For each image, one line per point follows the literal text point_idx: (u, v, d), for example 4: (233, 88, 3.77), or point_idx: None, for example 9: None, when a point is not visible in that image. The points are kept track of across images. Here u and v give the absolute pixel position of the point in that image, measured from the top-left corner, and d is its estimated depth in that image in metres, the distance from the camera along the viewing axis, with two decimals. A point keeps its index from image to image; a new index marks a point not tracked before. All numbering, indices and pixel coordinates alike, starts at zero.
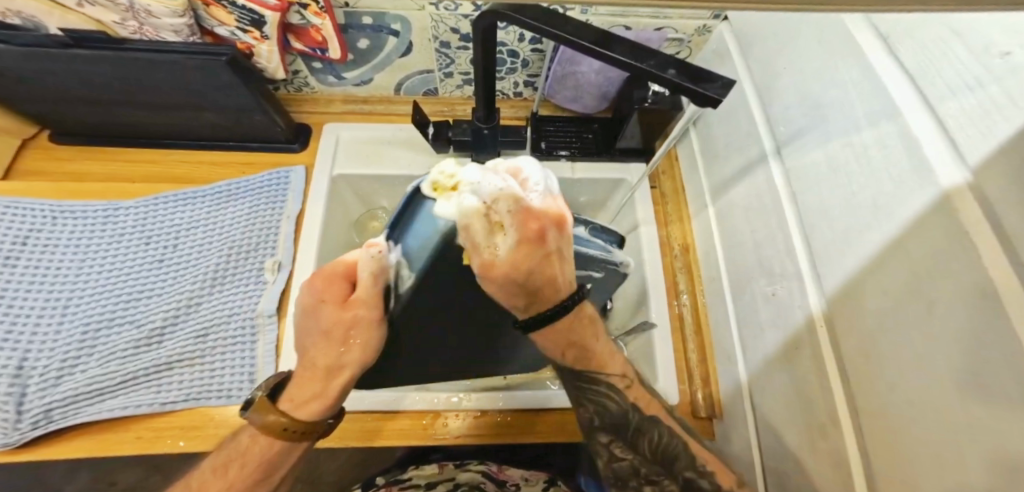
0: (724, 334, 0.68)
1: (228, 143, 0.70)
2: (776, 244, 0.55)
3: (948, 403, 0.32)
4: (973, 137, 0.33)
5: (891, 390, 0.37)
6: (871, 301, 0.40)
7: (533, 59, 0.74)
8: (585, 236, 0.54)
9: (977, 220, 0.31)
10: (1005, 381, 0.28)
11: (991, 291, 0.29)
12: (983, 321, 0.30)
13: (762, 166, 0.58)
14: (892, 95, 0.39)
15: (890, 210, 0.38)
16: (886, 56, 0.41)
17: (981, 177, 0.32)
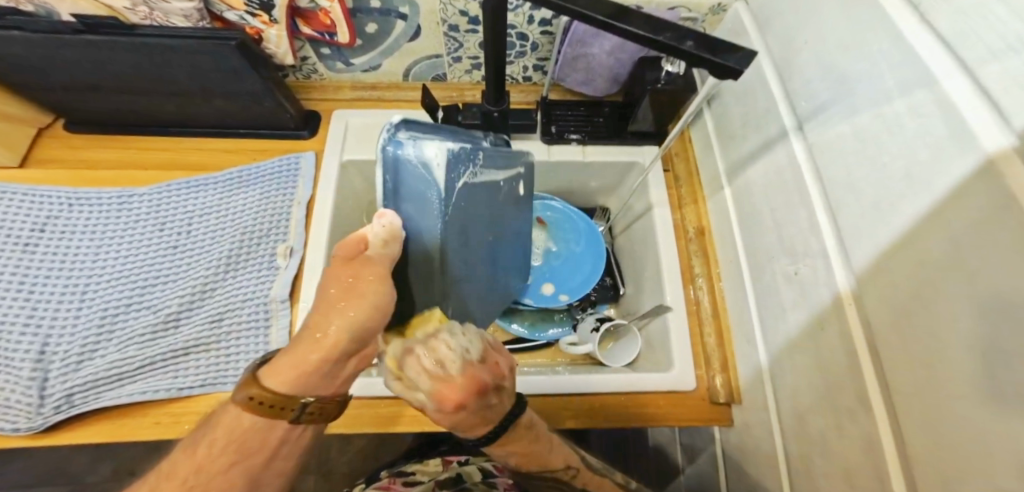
0: (742, 319, 0.67)
1: (238, 130, 0.70)
2: (798, 223, 0.53)
3: (994, 377, 0.30)
4: (1013, 93, 0.30)
5: (931, 372, 0.35)
6: (907, 275, 0.38)
7: (543, 42, 0.73)
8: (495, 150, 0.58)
9: (1019, 184, 0.29)
10: None
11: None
12: None
13: (783, 144, 0.56)
14: (925, 61, 0.37)
15: (926, 180, 0.36)
16: (917, 22, 0.39)
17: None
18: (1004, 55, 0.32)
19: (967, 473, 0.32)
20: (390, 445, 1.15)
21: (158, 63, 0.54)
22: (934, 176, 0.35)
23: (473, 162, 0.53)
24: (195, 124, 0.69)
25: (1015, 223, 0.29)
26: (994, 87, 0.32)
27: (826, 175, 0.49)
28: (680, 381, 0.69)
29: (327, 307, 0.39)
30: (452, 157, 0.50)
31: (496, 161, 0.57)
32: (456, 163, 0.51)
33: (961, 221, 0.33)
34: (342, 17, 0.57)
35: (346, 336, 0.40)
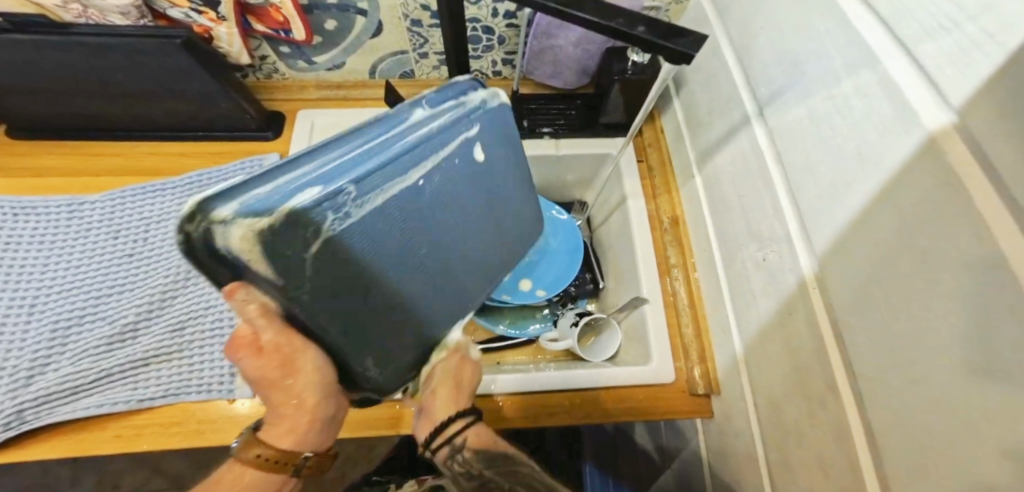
0: (717, 309, 0.66)
1: (197, 133, 0.70)
2: (764, 211, 0.52)
3: (947, 356, 0.30)
4: (953, 76, 0.31)
5: (886, 353, 0.35)
6: (863, 258, 0.38)
7: (509, 35, 0.72)
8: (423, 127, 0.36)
9: (965, 160, 0.29)
10: (1005, 327, 0.26)
11: (988, 239, 0.27)
12: (979, 266, 0.28)
13: (745, 130, 0.55)
14: (869, 43, 0.37)
15: (877, 160, 0.36)
16: (861, 4, 0.39)
17: (965, 113, 0.30)
18: (938, 33, 0.32)
19: (925, 454, 0.32)
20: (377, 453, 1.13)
21: (119, 61, 0.54)
22: (881, 156, 0.36)
23: (352, 199, 0.32)
24: (153, 128, 0.68)
25: (964, 201, 0.29)
26: (932, 66, 0.32)
27: (786, 160, 0.48)
28: (659, 374, 0.69)
29: (288, 377, 0.37)
30: (308, 212, 0.30)
31: (391, 167, 0.34)
32: (295, 227, 0.30)
33: (912, 203, 0.33)
34: (295, 14, 0.57)
35: (320, 390, 0.39)
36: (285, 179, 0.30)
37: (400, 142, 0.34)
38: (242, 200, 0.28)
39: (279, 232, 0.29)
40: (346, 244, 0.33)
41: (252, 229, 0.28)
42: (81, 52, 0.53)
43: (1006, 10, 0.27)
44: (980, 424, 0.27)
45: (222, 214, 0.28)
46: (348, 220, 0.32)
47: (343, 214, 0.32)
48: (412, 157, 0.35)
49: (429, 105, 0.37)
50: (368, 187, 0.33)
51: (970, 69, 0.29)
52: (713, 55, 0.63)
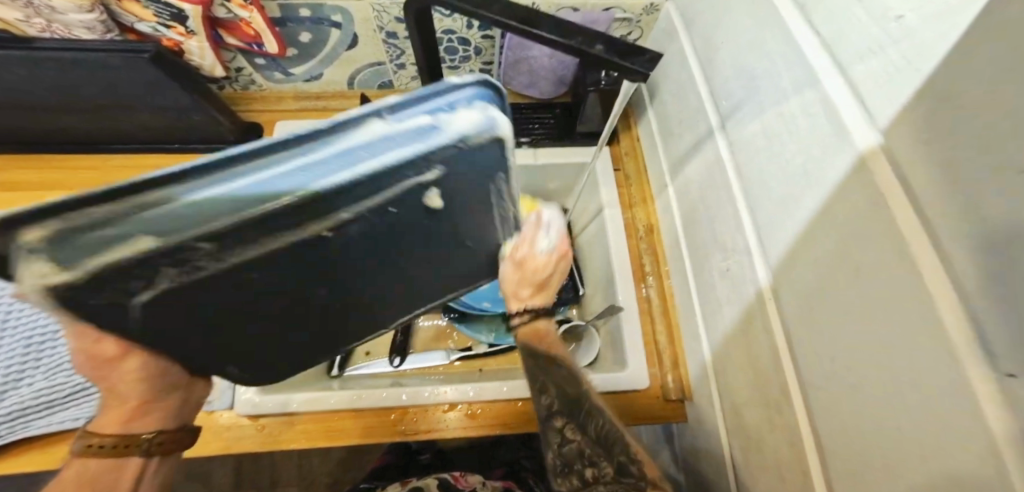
0: (689, 316, 0.67)
1: (175, 146, 0.71)
2: (727, 222, 0.54)
3: (875, 366, 0.33)
4: (881, 100, 0.32)
5: (833, 361, 0.37)
6: (805, 271, 0.40)
7: (484, 46, 0.73)
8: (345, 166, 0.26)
9: (885, 178, 0.31)
10: (916, 335, 0.28)
11: (902, 254, 0.29)
12: (895, 280, 0.30)
13: (709, 142, 0.57)
14: (811, 62, 0.38)
15: (815, 177, 0.38)
16: (805, 24, 0.40)
17: (889, 137, 0.31)
18: (870, 56, 0.33)
19: (865, 460, 0.34)
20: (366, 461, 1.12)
21: (98, 77, 0.55)
22: (820, 170, 0.37)
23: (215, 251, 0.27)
24: (131, 141, 0.70)
25: (880, 220, 0.31)
26: (865, 87, 0.34)
27: (744, 174, 0.50)
28: (633, 381, 0.70)
29: (114, 373, 0.39)
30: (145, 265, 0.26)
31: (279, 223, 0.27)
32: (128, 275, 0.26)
33: (842, 219, 0.35)
34: (266, 28, 0.57)
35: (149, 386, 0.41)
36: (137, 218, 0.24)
37: (302, 191, 0.26)
38: (64, 230, 0.23)
39: (88, 283, 0.25)
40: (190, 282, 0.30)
41: (51, 279, 0.24)
42: (59, 70, 0.54)
43: (924, 37, 0.29)
44: (913, 426, 0.29)
45: (28, 245, 0.22)
46: (201, 270, 0.29)
47: (199, 259, 0.28)
48: (318, 211, 0.28)
49: (382, 127, 0.27)
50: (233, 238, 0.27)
51: (895, 91, 0.31)
52: (680, 67, 0.64)
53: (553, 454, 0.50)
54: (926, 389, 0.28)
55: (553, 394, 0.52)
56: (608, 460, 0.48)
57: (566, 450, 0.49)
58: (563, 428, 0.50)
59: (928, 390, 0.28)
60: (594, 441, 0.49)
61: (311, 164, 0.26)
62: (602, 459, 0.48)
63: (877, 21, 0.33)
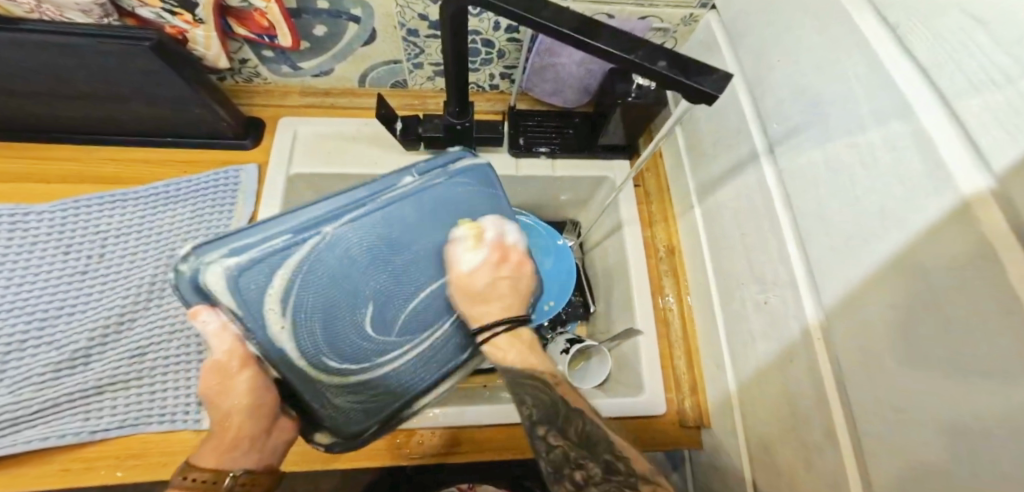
0: (712, 342, 0.64)
1: (165, 139, 0.65)
2: (768, 251, 0.52)
3: (956, 415, 0.31)
4: (998, 139, 0.30)
5: (897, 408, 0.35)
6: (875, 307, 0.38)
7: (510, 49, 0.69)
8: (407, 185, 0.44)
9: (994, 222, 0.29)
10: (1018, 390, 0.26)
11: (1013, 310, 0.27)
12: (998, 329, 0.28)
13: (753, 167, 0.55)
14: (903, 93, 0.36)
15: (900, 217, 0.36)
16: (899, 51, 0.38)
17: (1004, 182, 0.29)
18: (985, 89, 0.31)
19: None
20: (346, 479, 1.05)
21: (93, 62, 0.51)
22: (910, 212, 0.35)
23: (337, 241, 0.40)
24: (115, 132, 0.64)
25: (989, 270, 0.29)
26: (974, 124, 0.32)
27: (795, 205, 0.48)
28: (650, 407, 0.66)
29: (221, 394, 0.38)
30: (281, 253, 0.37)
31: (382, 246, 0.41)
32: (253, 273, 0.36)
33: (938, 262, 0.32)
34: (282, 19, 0.53)
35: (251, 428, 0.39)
36: (246, 245, 0.36)
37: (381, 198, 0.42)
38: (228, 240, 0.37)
39: (246, 267, 0.36)
40: (312, 277, 0.38)
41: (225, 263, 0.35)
42: (51, 52, 0.49)
43: None
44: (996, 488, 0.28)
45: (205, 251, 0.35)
46: (325, 265, 0.39)
47: (310, 260, 0.38)
48: (400, 210, 0.43)
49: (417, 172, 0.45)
50: (384, 284, 0.42)
51: (1016, 129, 0.29)
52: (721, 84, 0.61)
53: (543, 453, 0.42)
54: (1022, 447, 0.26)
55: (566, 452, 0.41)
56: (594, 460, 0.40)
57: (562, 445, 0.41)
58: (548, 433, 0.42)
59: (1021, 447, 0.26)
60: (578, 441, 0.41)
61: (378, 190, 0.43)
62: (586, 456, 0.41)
63: (1002, 49, 0.31)
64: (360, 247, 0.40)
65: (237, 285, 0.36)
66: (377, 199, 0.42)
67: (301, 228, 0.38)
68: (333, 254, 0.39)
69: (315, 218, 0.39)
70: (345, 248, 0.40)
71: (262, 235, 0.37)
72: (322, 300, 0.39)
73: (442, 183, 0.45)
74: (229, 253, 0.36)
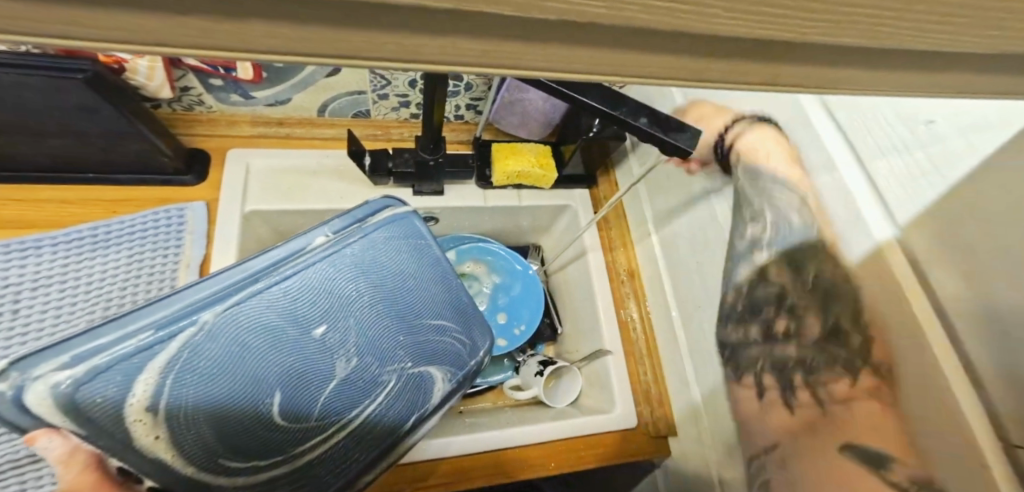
0: (676, 360, 0.68)
1: (87, 176, 0.57)
2: (723, 277, 0.58)
3: None
4: (903, 198, 0.37)
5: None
6: None
7: (477, 82, 0.70)
8: (325, 244, 0.34)
9: (906, 276, 0.36)
10: (925, 398, 0.34)
11: (923, 345, 0.34)
12: (908, 353, 0.35)
13: (707, 202, 0.61)
14: (828, 148, 0.43)
15: (830, 259, 0.41)
16: (819, 110, 0.44)
17: (907, 231, 0.37)
18: (891, 155, 0.38)
19: None
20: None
21: (19, 98, 0.45)
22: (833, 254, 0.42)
23: (230, 329, 0.29)
24: (19, 167, 0.55)
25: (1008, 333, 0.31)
26: (884, 185, 0.39)
27: None
28: (623, 420, 0.69)
29: None
30: (141, 355, 0.25)
31: (283, 323, 0.31)
32: (99, 385, 0.24)
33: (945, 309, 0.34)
34: None
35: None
36: (89, 347, 0.25)
37: (291, 264, 0.32)
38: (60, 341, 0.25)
39: (89, 378, 0.24)
40: (193, 377, 0.27)
41: (52, 376, 0.24)
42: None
43: (952, 146, 0.34)
44: None
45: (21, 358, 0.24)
46: (212, 358, 0.28)
47: (192, 354, 0.27)
48: (317, 277, 0.33)
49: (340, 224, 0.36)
50: (297, 368, 0.32)
51: (920, 188, 0.36)
52: None
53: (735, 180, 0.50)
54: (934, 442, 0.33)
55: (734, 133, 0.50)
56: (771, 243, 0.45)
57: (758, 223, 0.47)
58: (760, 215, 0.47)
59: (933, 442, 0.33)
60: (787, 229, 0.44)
61: (286, 253, 0.32)
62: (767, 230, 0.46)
63: (898, 121, 0.37)
64: (255, 328, 0.30)
65: (78, 406, 0.24)
66: (288, 266, 0.32)
67: (170, 317, 0.27)
68: (222, 345, 0.28)
69: (193, 297, 0.28)
70: (246, 331, 0.29)
71: (115, 333, 0.25)
72: (216, 405, 0.29)
73: (371, 239, 0.37)
74: (66, 363, 0.24)
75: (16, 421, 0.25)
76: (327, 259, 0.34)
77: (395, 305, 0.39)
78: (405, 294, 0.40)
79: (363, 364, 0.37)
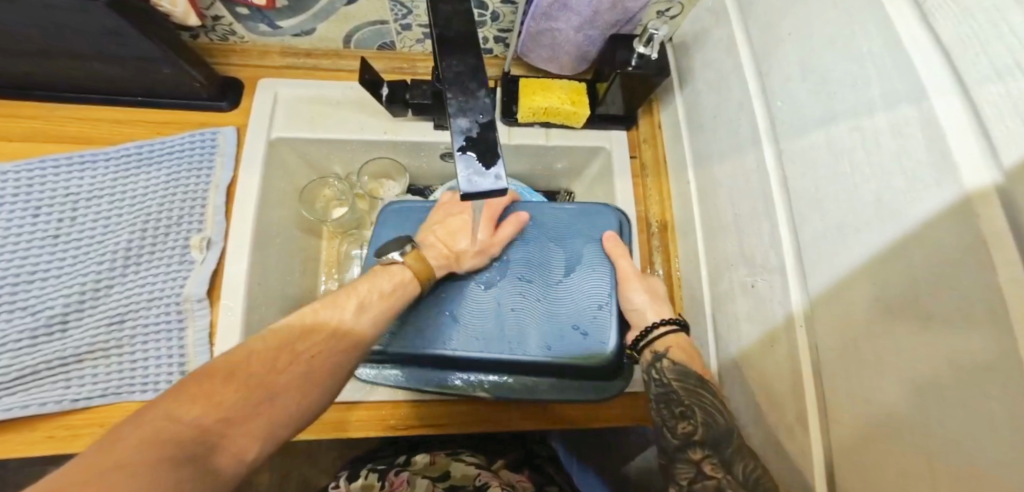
0: (699, 322, 0.62)
1: (134, 98, 0.64)
2: (761, 232, 0.49)
3: (931, 430, 0.29)
4: (1013, 130, 0.25)
5: (875, 410, 0.34)
6: (863, 294, 0.35)
7: (504, 12, 0.65)
8: (573, 261, 0.60)
9: (996, 230, 0.25)
10: (993, 401, 0.25)
11: (1005, 334, 0.24)
12: (990, 347, 0.25)
13: (753, 149, 0.51)
14: (920, 71, 0.31)
15: (896, 210, 0.32)
16: (917, 23, 0.32)
17: (1014, 177, 0.24)
18: (1010, 75, 0.25)
19: None
20: (327, 455, 0.99)
21: (60, 22, 0.48)
22: (913, 209, 0.31)
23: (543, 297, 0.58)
24: (91, 91, 0.62)
25: (948, 281, 0.28)
26: (990, 115, 0.26)
27: (791, 187, 0.45)
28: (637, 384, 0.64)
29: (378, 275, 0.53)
30: (599, 298, 0.57)
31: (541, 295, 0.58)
32: (598, 313, 0.56)
33: (889, 294, 0.33)
34: None
35: (292, 412, 0.39)
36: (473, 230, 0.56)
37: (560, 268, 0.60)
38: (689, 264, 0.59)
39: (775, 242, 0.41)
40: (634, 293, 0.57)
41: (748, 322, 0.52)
42: (8, 10, 0.47)
43: None
44: None
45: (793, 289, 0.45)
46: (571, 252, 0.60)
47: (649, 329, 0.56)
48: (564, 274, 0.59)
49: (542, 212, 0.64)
50: (538, 321, 0.56)
51: None
52: (726, 54, 0.57)
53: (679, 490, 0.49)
54: (986, 458, 0.25)
55: (697, 421, 0.50)
56: None
57: (700, 486, 0.47)
58: (702, 461, 0.48)
59: (986, 457, 0.25)
60: (742, 484, 0.46)
61: (552, 251, 0.61)
62: None
63: None
64: (528, 295, 0.58)
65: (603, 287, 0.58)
66: (549, 266, 0.60)
67: (572, 289, 0.58)
68: (532, 305, 0.57)
69: (542, 274, 0.59)
70: (563, 259, 0.60)
71: (592, 286, 0.58)
72: (511, 291, 0.59)
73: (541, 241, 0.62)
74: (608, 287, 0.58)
75: (581, 286, 0.58)
76: (572, 274, 0.59)
77: (581, 291, 0.58)
78: (589, 285, 0.58)
79: (542, 322, 0.56)
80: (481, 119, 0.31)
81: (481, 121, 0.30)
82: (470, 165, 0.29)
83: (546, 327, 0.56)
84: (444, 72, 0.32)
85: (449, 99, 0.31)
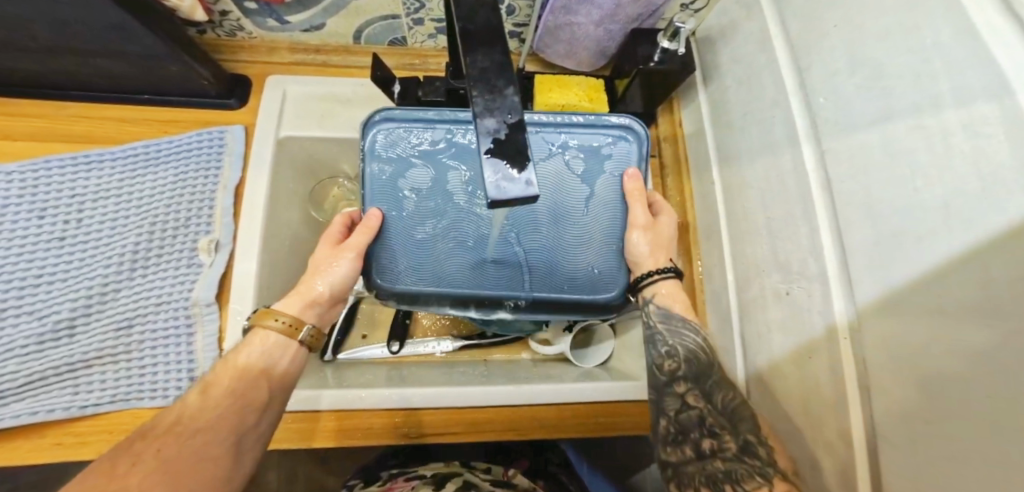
0: (724, 328, 0.60)
1: (139, 96, 0.62)
2: (798, 237, 0.46)
3: (998, 460, 0.27)
4: None
5: (934, 434, 0.31)
6: (925, 307, 0.32)
7: (521, 6, 0.63)
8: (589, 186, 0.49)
9: None
10: None
11: None
12: None
13: (790, 148, 0.48)
14: (1002, 65, 0.28)
15: (969, 217, 0.29)
16: (994, 11, 0.29)
17: None
18: None
19: None
20: (337, 458, 0.98)
21: (65, 16, 0.46)
22: (989, 215, 0.28)
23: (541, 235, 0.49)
24: (96, 89, 0.61)
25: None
26: None
27: (835, 189, 0.42)
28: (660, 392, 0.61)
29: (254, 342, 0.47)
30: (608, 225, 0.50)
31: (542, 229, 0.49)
32: (604, 254, 0.50)
33: (954, 303, 0.30)
34: None
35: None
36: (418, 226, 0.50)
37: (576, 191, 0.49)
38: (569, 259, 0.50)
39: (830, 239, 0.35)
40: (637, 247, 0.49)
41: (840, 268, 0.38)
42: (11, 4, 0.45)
43: None
44: None
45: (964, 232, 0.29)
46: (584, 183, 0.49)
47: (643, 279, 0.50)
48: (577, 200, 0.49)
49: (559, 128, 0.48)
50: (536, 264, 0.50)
51: None
52: (759, 48, 0.54)
53: (667, 420, 0.47)
54: None
55: (682, 358, 0.48)
56: (732, 434, 0.45)
57: (685, 416, 0.46)
58: (687, 393, 0.47)
59: None
60: (720, 412, 0.46)
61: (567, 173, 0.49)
62: (725, 430, 0.45)
63: None
64: (527, 232, 0.49)
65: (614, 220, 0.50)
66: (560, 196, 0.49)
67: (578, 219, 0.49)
68: (531, 247, 0.50)
69: (551, 213, 0.49)
70: (568, 195, 0.49)
71: (602, 208, 0.50)
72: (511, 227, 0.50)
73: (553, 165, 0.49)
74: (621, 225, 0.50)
75: (592, 214, 0.49)
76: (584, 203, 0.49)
77: (590, 225, 0.50)
78: (604, 217, 0.50)
79: (537, 266, 0.50)
80: (510, 119, 0.28)
81: (510, 121, 0.28)
82: (499, 170, 0.27)
83: (540, 270, 0.50)
84: (470, 68, 0.29)
85: (475, 97, 0.28)
